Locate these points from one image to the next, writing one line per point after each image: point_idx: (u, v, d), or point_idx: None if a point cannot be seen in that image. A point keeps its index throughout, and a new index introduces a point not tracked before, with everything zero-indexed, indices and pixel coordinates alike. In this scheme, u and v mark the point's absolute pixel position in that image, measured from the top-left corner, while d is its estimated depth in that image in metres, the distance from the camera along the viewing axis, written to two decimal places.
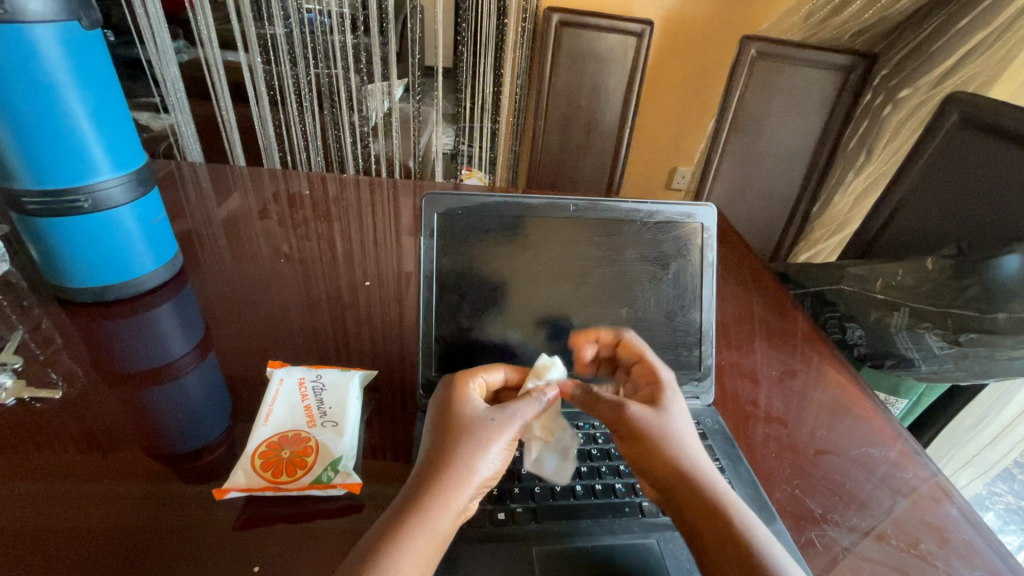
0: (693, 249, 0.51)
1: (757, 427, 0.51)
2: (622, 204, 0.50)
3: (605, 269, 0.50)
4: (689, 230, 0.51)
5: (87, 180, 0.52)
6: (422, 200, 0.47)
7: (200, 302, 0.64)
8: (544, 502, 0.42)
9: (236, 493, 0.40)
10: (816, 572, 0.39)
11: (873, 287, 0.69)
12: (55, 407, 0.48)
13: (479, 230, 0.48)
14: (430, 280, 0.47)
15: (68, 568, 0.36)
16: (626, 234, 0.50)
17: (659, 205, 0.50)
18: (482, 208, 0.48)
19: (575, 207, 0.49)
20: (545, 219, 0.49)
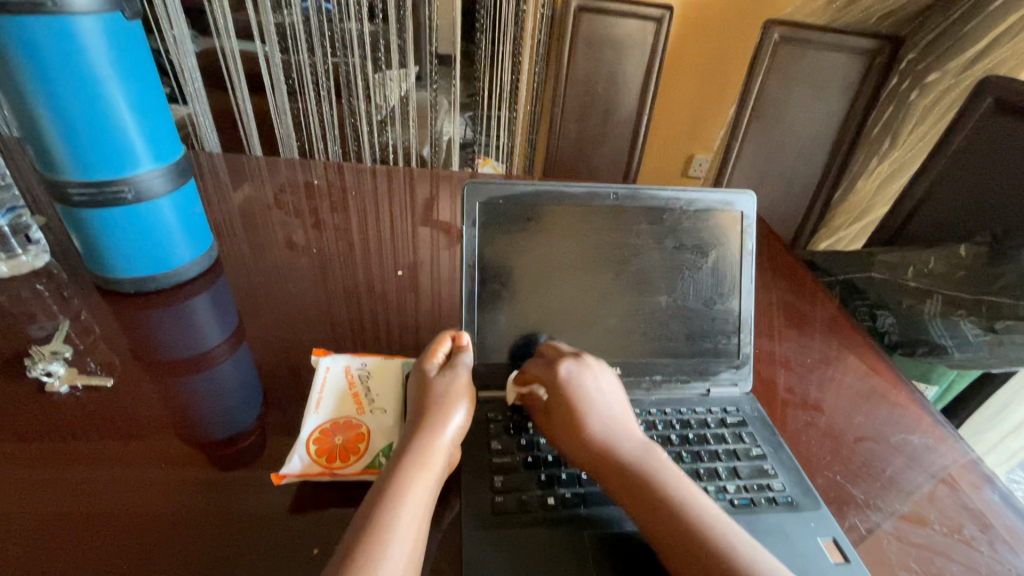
0: (731, 236, 0.51)
1: (794, 414, 0.52)
2: (662, 192, 0.50)
3: (645, 257, 0.50)
4: (728, 217, 0.51)
5: (130, 172, 0.52)
6: (464, 187, 0.47)
7: (234, 293, 0.65)
8: (592, 487, 0.42)
9: (292, 478, 0.41)
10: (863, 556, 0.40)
11: (905, 275, 0.68)
12: (107, 397, 0.49)
13: (519, 219, 0.48)
14: (472, 270, 0.47)
15: (135, 553, 0.37)
16: (668, 222, 0.50)
17: (699, 193, 0.50)
18: (525, 196, 0.48)
19: (615, 195, 0.49)
20: (584, 207, 0.49)
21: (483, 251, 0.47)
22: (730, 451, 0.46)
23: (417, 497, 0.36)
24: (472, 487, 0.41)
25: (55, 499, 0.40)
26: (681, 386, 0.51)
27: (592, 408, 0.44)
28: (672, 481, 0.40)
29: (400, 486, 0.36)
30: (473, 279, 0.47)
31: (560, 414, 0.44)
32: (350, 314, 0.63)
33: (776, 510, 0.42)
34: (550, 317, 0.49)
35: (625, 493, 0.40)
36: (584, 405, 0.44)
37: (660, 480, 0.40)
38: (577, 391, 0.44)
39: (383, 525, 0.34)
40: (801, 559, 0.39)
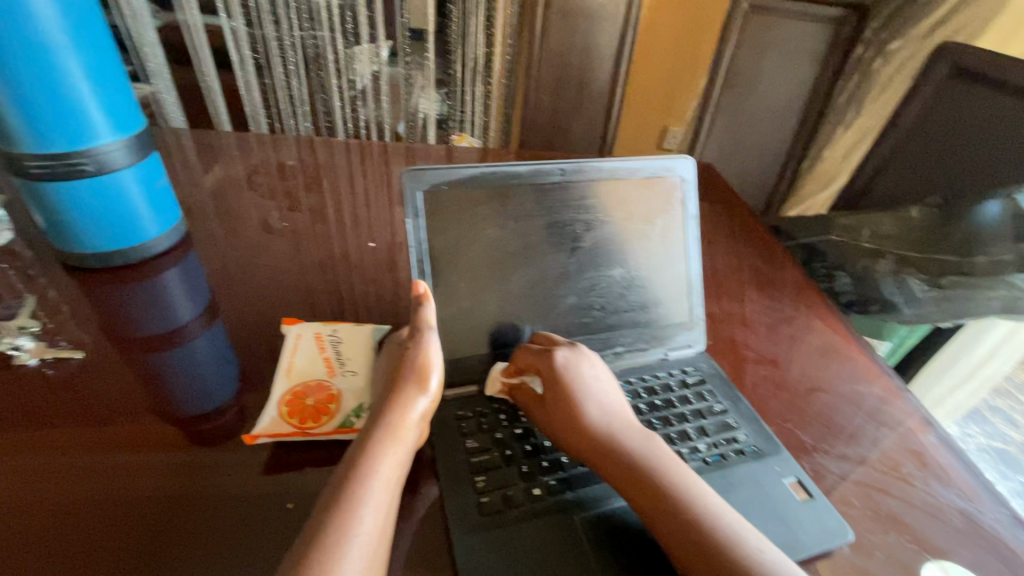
0: (674, 204, 0.52)
1: (752, 369, 0.54)
2: (605, 164, 0.49)
3: (598, 233, 0.50)
4: (671, 184, 0.51)
5: (88, 143, 0.51)
6: (403, 176, 0.43)
7: (205, 269, 0.65)
8: (574, 470, 0.42)
9: (264, 439, 0.43)
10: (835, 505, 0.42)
11: (861, 237, 0.72)
12: (79, 372, 0.50)
13: (469, 205, 0.45)
14: (422, 265, 0.44)
15: (116, 516, 0.38)
16: (614, 197, 0.49)
17: (640, 162, 0.50)
18: (470, 180, 0.45)
19: (560, 172, 0.47)
20: (530, 188, 0.47)
21: (433, 244, 0.45)
22: (694, 410, 0.48)
23: (389, 469, 0.36)
24: (453, 491, 0.40)
25: (36, 468, 0.41)
26: (640, 355, 0.52)
27: (590, 396, 0.44)
28: (674, 469, 0.39)
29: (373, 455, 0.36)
30: (427, 275, 0.45)
31: (557, 403, 0.43)
32: (323, 287, 0.64)
33: (745, 460, 0.43)
34: (513, 301, 0.48)
35: (629, 484, 0.39)
36: (580, 393, 0.43)
37: (662, 468, 0.39)
38: (573, 378, 0.44)
39: (356, 493, 0.34)
40: (775, 504, 0.40)
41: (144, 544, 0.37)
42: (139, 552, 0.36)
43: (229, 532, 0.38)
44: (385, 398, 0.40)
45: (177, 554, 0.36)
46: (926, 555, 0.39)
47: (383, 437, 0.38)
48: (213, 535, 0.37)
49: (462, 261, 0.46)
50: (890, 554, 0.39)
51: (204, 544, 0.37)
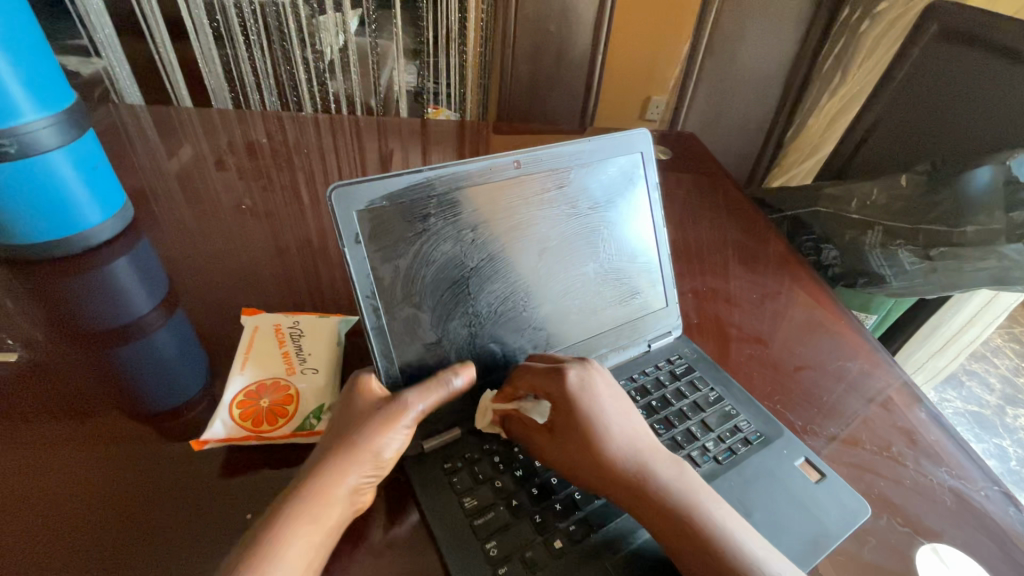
0: (637, 183, 0.47)
1: (740, 347, 0.52)
2: (562, 149, 0.42)
3: (564, 227, 0.43)
4: (632, 161, 0.46)
5: (9, 122, 0.46)
6: (329, 194, 0.33)
7: (159, 256, 0.60)
8: (589, 506, 0.36)
9: (214, 443, 0.40)
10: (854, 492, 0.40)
11: (849, 207, 0.69)
12: (18, 372, 0.46)
13: (421, 216, 0.37)
14: (373, 296, 0.36)
15: (60, 530, 0.35)
16: (574, 186, 0.43)
17: (596, 141, 0.44)
18: (414, 189, 0.36)
19: (516, 165, 0.40)
20: (486, 187, 0.39)
21: (380, 273, 0.36)
22: (691, 405, 0.44)
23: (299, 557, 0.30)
24: (465, 567, 0.32)
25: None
26: (624, 353, 0.47)
27: (610, 423, 0.37)
28: (715, 510, 0.34)
29: (284, 533, 0.29)
30: (380, 312, 0.36)
31: (570, 433, 0.36)
32: (290, 271, 0.60)
33: (754, 451, 0.41)
34: (489, 321, 0.40)
35: (667, 531, 0.33)
36: (598, 420, 0.36)
37: (702, 510, 0.34)
38: (589, 403, 0.37)
39: None
40: (794, 493, 0.38)
41: (92, 550, 0.34)
42: (86, 558, 0.34)
43: (187, 535, 0.35)
44: (322, 452, 0.33)
45: (129, 560, 0.34)
46: (920, 538, 0.38)
47: (305, 506, 0.31)
48: (168, 540, 0.35)
49: (419, 284, 0.37)
50: (883, 538, 0.37)
51: (159, 549, 0.34)
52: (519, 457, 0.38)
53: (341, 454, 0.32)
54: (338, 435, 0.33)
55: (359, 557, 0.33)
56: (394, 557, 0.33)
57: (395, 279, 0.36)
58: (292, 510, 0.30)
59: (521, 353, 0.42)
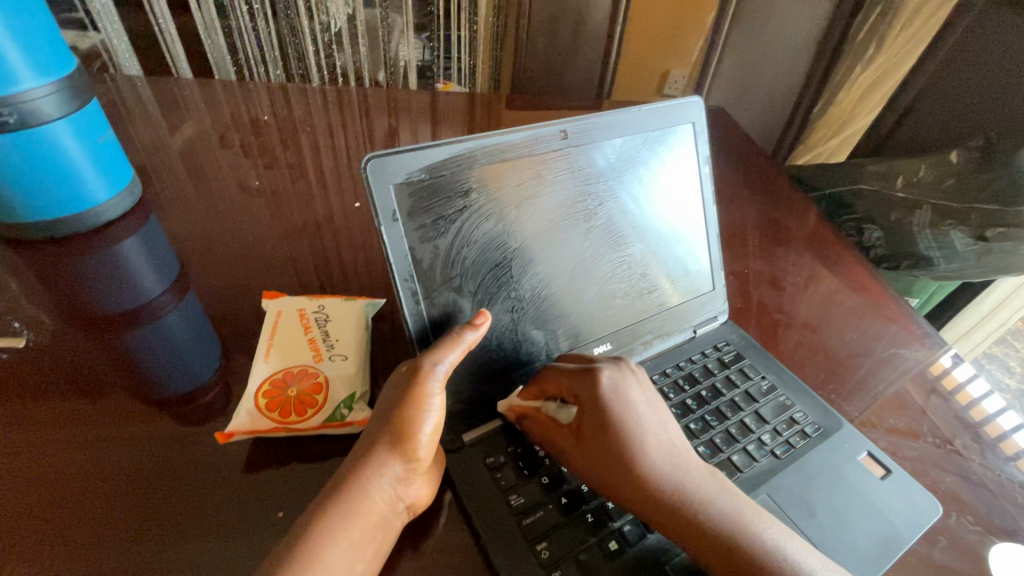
0: (687, 157, 0.43)
1: (786, 333, 0.50)
2: (611, 118, 0.39)
3: (610, 205, 0.40)
4: (682, 133, 0.43)
5: (7, 89, 0.43)
6: (365, 166, 0.30)
7: (170, 237, 0.57)
8: None
9: (242, 435, 0.37)
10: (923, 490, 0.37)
11: (894, 185, 0.65)
12: (26, 358, 0.43)
13: (463, 191, 0.34)
14: (411, 278, 0.33)
15: (77, 527, 0.33)
16: (623, 159, 0.40)
17: (646, 110, 0.41)
18: (456, 161, 0.33)
19: (563, 135, 0.37)
20: (530, 160, 0.36)
21: (418, 254, 0.33)
22: (743, 394, 0.42)
23: (343, 558, 0.27)
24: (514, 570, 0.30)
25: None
26: (669, 340, 0.45)
27: (645, 430, 0.34)
28: (761, 531, 0.31)
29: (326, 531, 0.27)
30: (419, 298, 0.33)
31: (600, 437, 0.34)
32: (307, 253, 0.57)
33: (814, 445, 0.39)
34: (531, 305, 0.38)
35: (707, 551, 0.31)
36: (632, 426, 0.34)
37: (749, 528, 0.31)
38: (622, 408, 0.34)
39: None
40: (858, 490, 0.36)
41: (111, 547, 0.32)
42: (106, 550, 0.32)
43: (211, 525, 0.33)
44: (362, 445, 0.31)
45: (153, 552, 0.32)
46: (992, 537, 0.36)
47: (345, 502, 0.28)
48: (192, 529, 0.33)
49: (460, 266, 0.34)
50: (953, 537, 0.35)
51: (183, 540, 0.32)
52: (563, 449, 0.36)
53: (383, 443, 0.30)
54: (378, 424, 0.31)
55: (402, 553, 0.31)
56: (439, 552, 0.31)
57: (435, 261, 0.33)
58: (330, 508, 0.28)
59: (564, 343, 0.40)
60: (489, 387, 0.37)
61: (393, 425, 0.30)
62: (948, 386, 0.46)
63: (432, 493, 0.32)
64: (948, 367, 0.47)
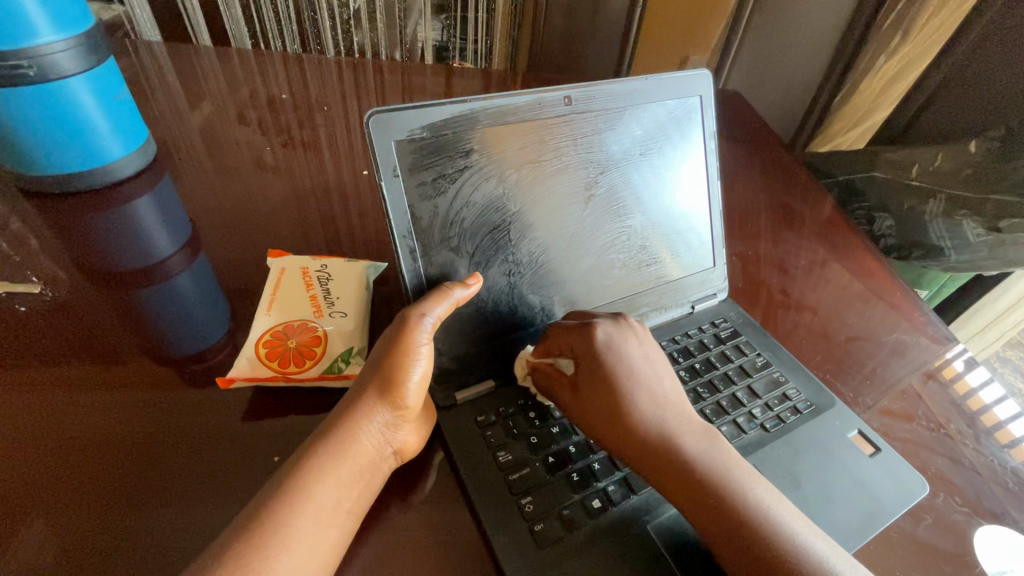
0: (694, 131, 0.43)
1: (787, 315, 0.50)
2: (618, 85, 0.39)
3: (613, 175, 0.40)
4: (689, 106, 0.43)
5: (26, 41, 0.44)
6: (368, 120, 0.31)
7: (182, 200, 0.59)
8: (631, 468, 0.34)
9: (241, 382, 0.38)
10: (913, 471, 0.37)
11: (908, 174, 0.64)
12: (40, 309, 0.45)
13: (465, 152, 0.34)
14: (410, 235, 0.33)
15: (82, 466, 0.35)
16: (629, 128, 0.40)
17: (655, 80, 0.40)
18: (458, 121, 0.33)
19: (568, 101, 0.37)
20: (533, 125, 0.36)
21: (417, 211, 0.33)
22: (737, 369, 0.42)
23: (331, 494, 0.28)
24: (498, 520, 0.31)
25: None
26: (666, 314, 0.45)
27: (640, 379, 0.36)
28: (743, 485, 0.31)
29: (315, 471, 0.28)
30: (417, 255, 0.34)
31: (594, 385, 0.35)
32: (315, 222, 0.58)
33: (804, 421, 0.39)
34: (529, 269, 0.38)
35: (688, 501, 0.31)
36: (626, 380, 0.35)
37: (733, 481, 0.32)
38: (617, 360, 0.36)
39: (276, 517, 0.26)
40: (844, 464, 0.37)
41: (115, 485, 0.34)
42: (105, 508, 0.33)
43: (207, 487, 0.34)
44: (353, 392, 0.32)
45: (150, 510, 0.33)
46: (978, 519, 0.36)
47: (333, 444, 0.29)
48: (188, 490, 0.34)
49: (459, 227, 0.35)
50: (938, 515, 0.35)
51: (178, 502, 0.33)
52: (554, 414, 0.37)
53: (372, 391, 0.31)
54: (368, 371, 0.32)
55: (391, 497, 0.32)
56: (428, 499, 0.32)
57: (433, 220, 0.34)
58: (319, 447, 0.29)
59: (560, 310, 0.40)
60: (487, 344, 0.38)
61: (382, 371, 0.31)
62: (960, 391, 0.44)
63: (420, 441, 0.33)
64: (961, 372, 0.45)
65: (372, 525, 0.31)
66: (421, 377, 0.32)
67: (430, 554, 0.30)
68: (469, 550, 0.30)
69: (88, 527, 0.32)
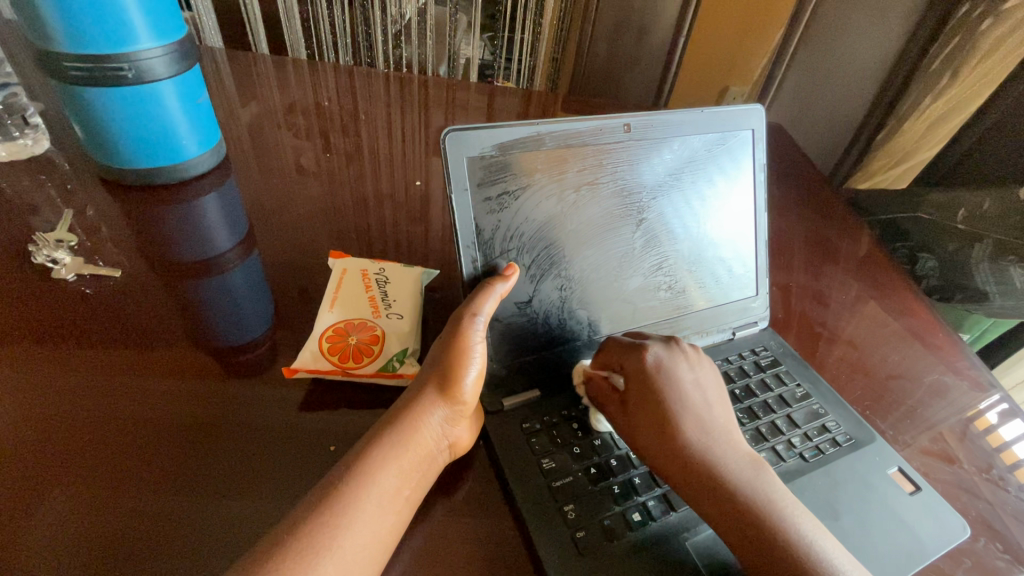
0: (745, 161, 0.44)
1: (826, 348, 0.50)
2: (675, 115, 0.41)
3: (664, 201, 0.42)
4: (740, 138, 0.44)
5: (128, 48, 0.48)
6: (445, 136, 0.33)
7: (243, 199, 0.62)
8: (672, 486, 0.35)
9: (303, 373, 0.41)
10: (956, 517, 0.37)
11: (954, 217, 0.64)
12: (113, 293, 0.48)
13: (531, 171, 0.36)
14: (474, 246, 0.35)
15: (151, 444, 0.37)
16: (683, 156, 0.41)
17: (711, 112, 0.42)
18: (525, 141, 0.35)
19: (627, 128, 0.39)
20: (593, 148, 0.38)
21: (481, 224, 0.35)
22: (777, 398, 0.43)
23: (390, 482, 0.30)
24: (541, 523, 0.32)
25: (43, 403, 0.39)
26: (706, 338, 0.46)
27: (688, 403, 0.37)
28: (784, 510, 0.32)
29: (377, 458, 0.30)
30: (478, 264, 0.36)
31: (643, 402, 0.36)
32: (363, 229, 0.60)
33: (843, 454, 0.39)
34: (579, 286, 0.40)
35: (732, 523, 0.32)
36: (677, 403, 0.36)
37: (776, 511, 0.32)
38: (666, 382, 0.37)
39: (342, 500, 0.28)
40: (884, 501, 0.37)
41: (181, 465, 0.36)
42: (167, 493, 0.35)
43: (264, 478, 0.36)
44: (413, 388, 0.34)
45: (209, 499, 0.35)
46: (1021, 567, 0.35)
47: (394, 436, 0.31)
48: (245, 481, 0.36)
49: (518, 241, 0.37)
50: (979, 560, 0.35)
51: (236, 492, 0.35)
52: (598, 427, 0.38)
53: (431, 387, 0.33)
54: (428, 366, 0.34)
55: (439, 490, 0.34)
56: (474, 495, 0.34)
57: (495, 232, 0.36)
58: (380, 436, 0.31)
59: (607, 327, 0.42)
60: (536, 354, 0.40)
61: (442, 367, 0.34)
62: (993, 443, 0.43)
63: (472, 438, 0.35)
64: (994, 424, 0.45)
65: (422, 517, 0.32)
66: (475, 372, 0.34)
67: (477, 550, 0.31)
68: (513, 552, 0.31)
69: (149, 512, 0.34)
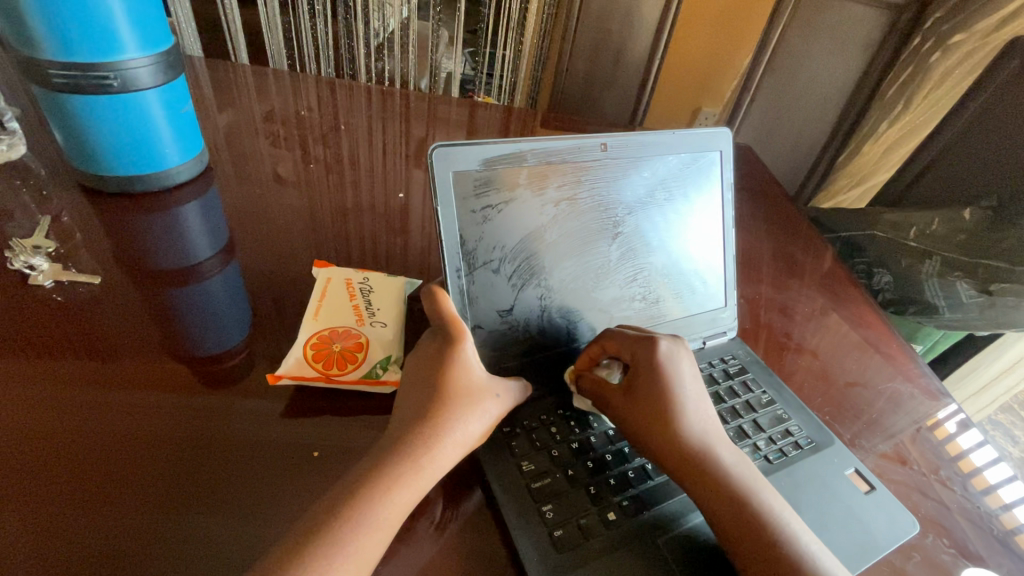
0: (713, 180, 0.47)
1: (791, 357, 0.53)
2: (649, 136, 0.43)
3: (639, 217, 0.44)
4: (709, 158, 0.47)
5: (114, 57, 0.48)
6: (433, 152, 0.35)
7: (225, 207, 0.62)
8: (642, 487, 0.37)
9: (288, 379, 0.42)
10: (907, 515, 0.39)
11: (907, 235, 0.69)
12: (90, 304, 0.48)
13: (514, 185, 0.38)
14: (458, 256, 0.37)
15: (129, 459, 0.37)
16: (656, 174, 0.44)
17: (683, 134, 0.45)
18: (509, 157, 0.37)
19: (604, 147, 0.41)
20: (573, 166, 0.40)
21: (466, 235, 0.37)
22: (743, 404, 0.45)
23: (397, 510, 0.31)
24: (521, 524, 0.33)
25: (10, 418, 0.38)
26: None
27: (688, 393, 0.39)
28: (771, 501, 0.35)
29: (376, 495, 0.30)
30: (462, 273, 0.37)
31: (648, 390, 0.38)
32: (346, 240, 0.61)
33: (804, 455, 0.42)
34: (557, 296, 0.41)
35: (735, 521, 0.34)
36: (677, 390, 0.39)
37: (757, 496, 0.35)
38: (673, 371, 0.39)
39: (340, 534, 0.29)
40: (839, 497, 0.40)
41: (162, 477, 0.36)
42: (146, 507, 0.35)
43: (246, 489, 0.36)
44: (414, 422, 0.34)
45: (191, 513, 0.35)
46: (964, 560, 0.38)
47: (396, 473, 0.31)
48: (227, 493, 0.36)
49: (501, 251, 0.38)
50: (927, 554, 0.38)
51: (218, 502, 0.35)
52: (576, 432, 0.39)
53: (430, 427, 0.33)
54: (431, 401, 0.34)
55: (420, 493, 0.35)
56: (455, 497, 0.35)
57: (478, 243, 0.37)
58: (384, 475, 0.31)
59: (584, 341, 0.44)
60: (517, 360, 0.41)
61: (439, 410, 0.34)
62: (952, 451, 0.46)
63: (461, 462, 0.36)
64: (952, 433, 0.48)
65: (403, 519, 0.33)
66: (478, 416, 0.35)
67: (458, 550, 0.32)
68: (490, 553, 0.32)
69: (128, 528, 0.34)
